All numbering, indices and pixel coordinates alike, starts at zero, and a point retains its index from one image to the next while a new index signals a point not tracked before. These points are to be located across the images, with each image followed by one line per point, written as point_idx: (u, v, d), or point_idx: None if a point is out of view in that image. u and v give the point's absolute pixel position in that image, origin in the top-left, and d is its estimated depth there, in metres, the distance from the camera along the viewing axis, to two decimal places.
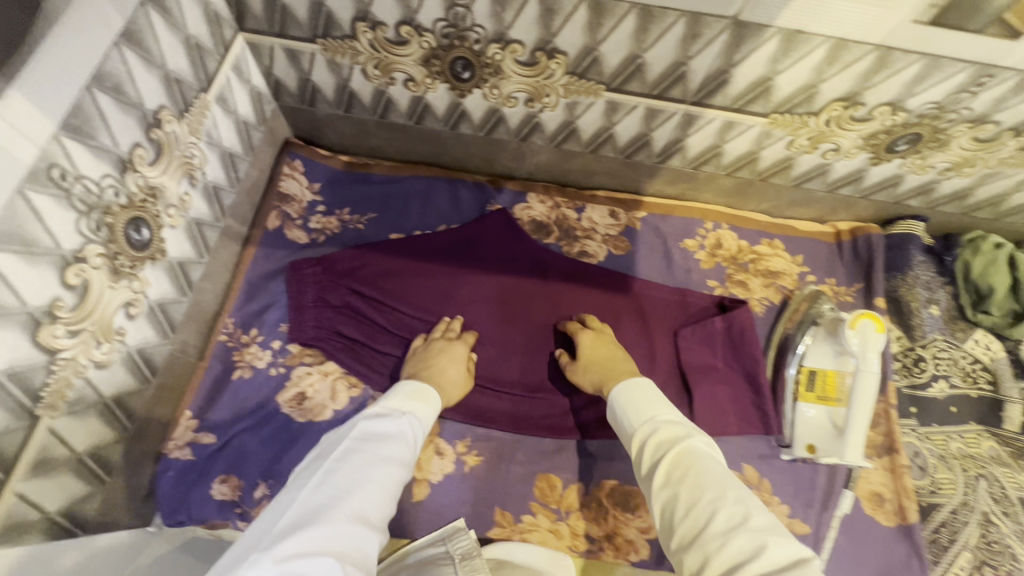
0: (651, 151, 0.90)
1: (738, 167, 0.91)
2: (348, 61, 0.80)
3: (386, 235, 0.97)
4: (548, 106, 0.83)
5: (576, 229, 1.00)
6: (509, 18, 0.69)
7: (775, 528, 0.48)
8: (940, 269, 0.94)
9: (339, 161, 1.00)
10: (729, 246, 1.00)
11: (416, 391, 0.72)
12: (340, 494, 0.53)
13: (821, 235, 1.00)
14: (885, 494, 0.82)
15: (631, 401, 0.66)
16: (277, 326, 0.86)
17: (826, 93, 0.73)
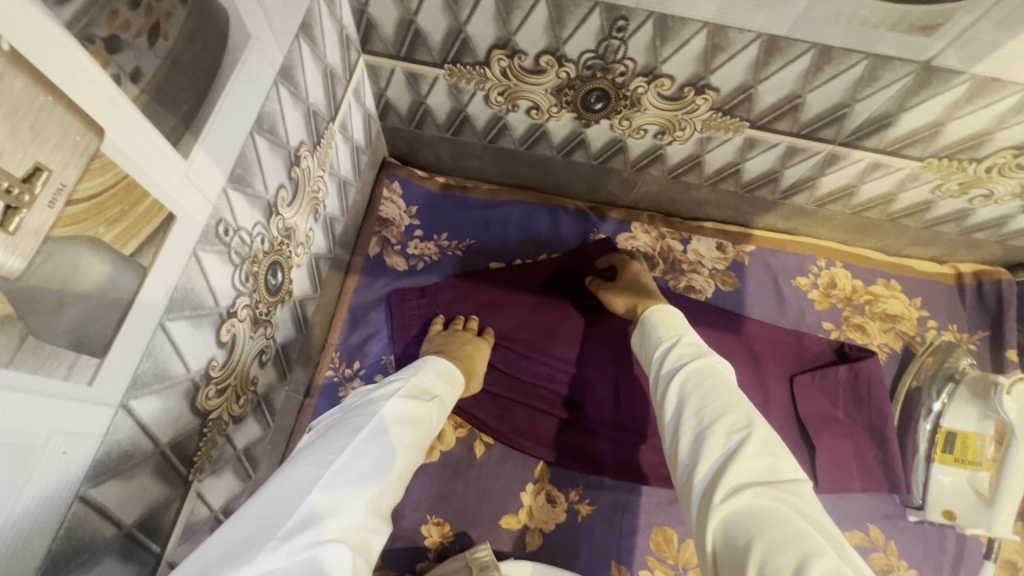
0: (776, 187, 0.85)
1: (867, 207, 0.86)
2: (472, 87, 0.75)
3: (484, 263, 0.92)
4: (679, 139, 0.78)
5: (682, 262, 0.94)
6: (666, 52, 0.64)
7: (777, 445, 0.43)
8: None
9: (435, 183, 0.95)
10: (844, 285, 0.94)
11: (443, 374, 0.63)
12: (361, 472, 0.45)
13: (941, 276, 0.94)
14: (1021, 562, 0.77)
15: (660, 318, 0.60)
16: (379, 359, 0.82)
17: (999, 141, 0.67)
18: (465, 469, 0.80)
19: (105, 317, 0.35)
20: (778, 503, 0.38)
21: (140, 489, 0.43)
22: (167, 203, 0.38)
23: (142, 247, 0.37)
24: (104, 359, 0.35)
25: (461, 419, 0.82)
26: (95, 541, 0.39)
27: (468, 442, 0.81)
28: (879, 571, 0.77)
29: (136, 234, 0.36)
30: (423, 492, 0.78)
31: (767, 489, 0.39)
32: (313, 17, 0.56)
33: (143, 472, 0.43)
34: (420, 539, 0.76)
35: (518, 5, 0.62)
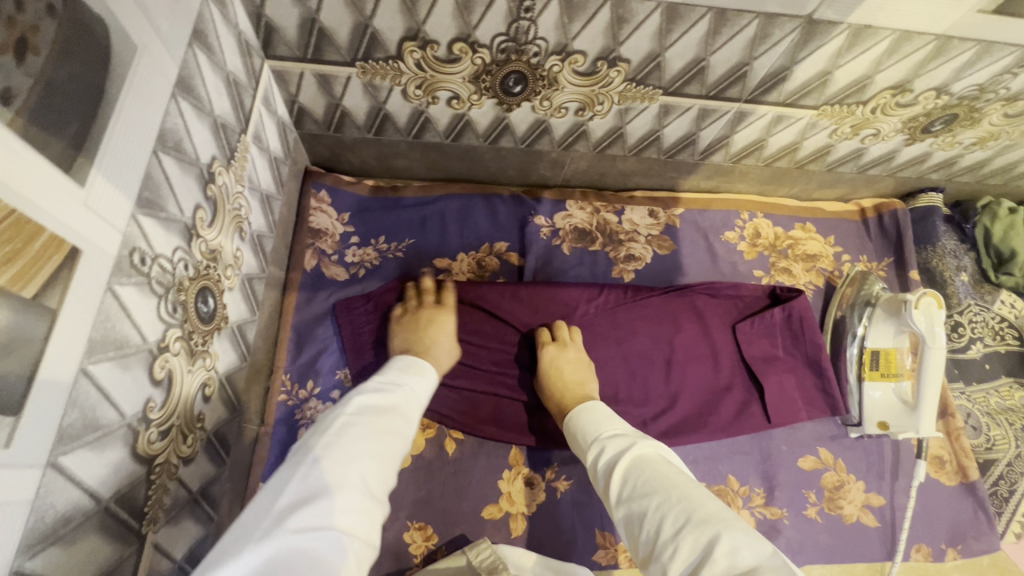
0: (695, 149, 0.89)
1: (777, 157, 0.92)
2: (388, 83, 0.73)
3: (428, 260, 0.90)
4: (599, 113, 0.80)
5: (619, 233, 0.97)
6: (576, 29, 0.65)
7: (725, 517, 0.44)
8: (962, 238, 1.01)
9: (364, 187, 0.93)
10: (767, 234, 1.00)
11: (409, 366, 0.60)
12: (340, 460, 0.43)
13: (848, 214, 1.03)
14: (945, 456, 0.87)
15: (579, 425, 0.62)
16: (333, 373, 0.79)
17: (879, 83, 0.74)
18: (440, 468, 0.79)
19: (15, 368, 0.31)
20: None
21: (85, 553, 0.39)
22: (69, 237, 0.35)
23: (47, 288, 0.33)
24: (20, 417, 0.32)
25: (427, 422, 0.81)
26: None
27: (439, 442, 0.80)
28: (833, 488, 0.85)
29: (38, 273, 0.33)
30: (402, 500, 0.77)
31: None
32: (204, 22, 0.53)
33: (86, 532, 0.39)
34: (405, 548, 0.75)
35: None
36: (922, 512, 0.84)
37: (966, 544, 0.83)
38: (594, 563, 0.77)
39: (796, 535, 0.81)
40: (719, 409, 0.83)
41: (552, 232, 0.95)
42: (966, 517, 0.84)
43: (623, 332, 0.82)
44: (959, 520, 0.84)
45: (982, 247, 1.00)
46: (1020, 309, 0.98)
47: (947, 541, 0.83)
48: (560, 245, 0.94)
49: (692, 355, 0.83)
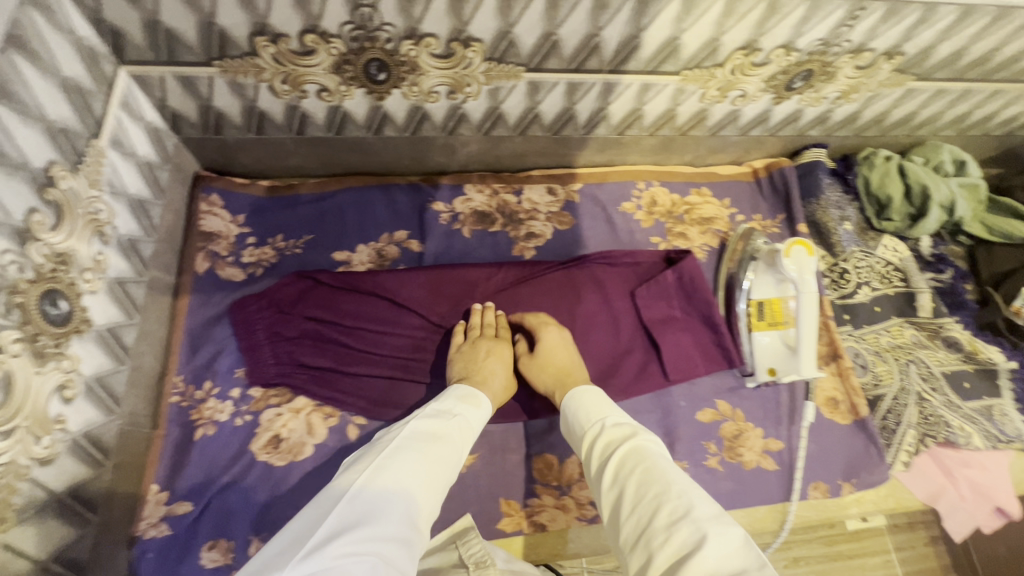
0: (577, 124, 0.92)
1: (659, 126, 0.96)
2: (252, 79, 0.74)
3: (328, 255, 0.90)
4: (471, 95, 0.82)
5: (519, 212, 0.99)
6: (418, 12, 0.67)
7: (720, 521, 0.47)
8: (846, 188, 1.06)
9: (259, 187, 0.92)
10: (664, 202, 1.03)
11: (465, 395, 0.66)
12: (382, 486, 0.50)
13: (742, 175, 1.07)
14: (839, 397, 0.92)
15: (578, 404, 0.66)
16: (232, 373, 0.79)
17: (728, 44, 0.78)
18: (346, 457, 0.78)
19: None
20: None
21: None
22: None
23: None
24: None
25: (329, 410, 0.79)
26: None
27: (341, 429, 0.78)
28: (732, 437, 0.88)
29: None
30: (305, 490, 0.74)
31: None
32: (26, 27, 0.54)
33: None
34: None
35: None
36: (817, 451, 0.89)
37: (859, 478, 0.87)
38: (500, 532, 0.79)
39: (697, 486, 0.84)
40: (619, 373, 0.86)
41: (453, 217, 0.97)
42: (858, 453, 0.88)
43: (521, 307, 0.85)
44: (852, 456, 0.88)
45: (864, 195, 1.05)
46: (903, 252, 1.04)
47: (842, 477, 0.87)
48: (460, 229, 0.96)
49: (589, 323, 0.86)
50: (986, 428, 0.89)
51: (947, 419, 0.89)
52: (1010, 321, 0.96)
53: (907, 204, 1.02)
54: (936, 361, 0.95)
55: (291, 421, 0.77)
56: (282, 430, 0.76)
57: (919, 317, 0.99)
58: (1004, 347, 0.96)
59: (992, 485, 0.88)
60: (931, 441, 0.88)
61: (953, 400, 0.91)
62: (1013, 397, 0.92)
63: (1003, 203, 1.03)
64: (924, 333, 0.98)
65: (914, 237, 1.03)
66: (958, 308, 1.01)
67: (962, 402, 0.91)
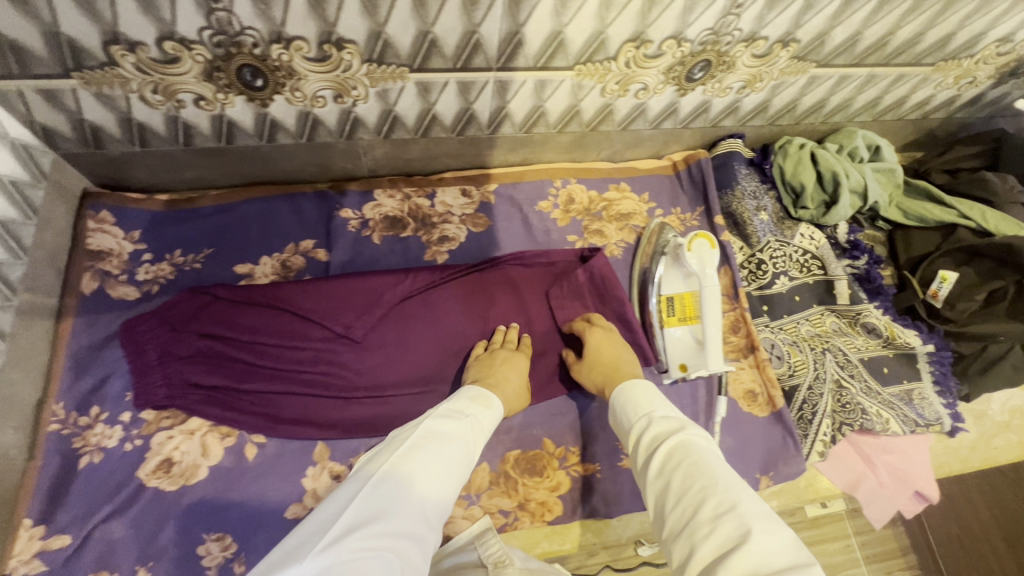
0: (479, 124, 1.07)
1: (568, 121, 1.12)
2: (119, 91, 0.86)
3: (228, 268, 1.09)
4: (358, 97, 0.95)
5: (431, 217, 1.17)
6: (278, 14, 0.77)
7: (766, 520, 0.60)
8: (758, 178, 1.33)
9: (156, 203, 1.10)
10: (581, 200, 1.23)
11: (477, 397, 0.84)
12: (403, 479, 0.66)
13: (663, 169, 1.31)
14: (757, 389, 1.16)
15: (627, 397, 0.85)
16: (120, 397, 0.99)
17: (616, 36, 0.91)
18: (237, 475, 0.99)
19: None
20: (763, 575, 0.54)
21: None
22: None
23: None
24: None
25: (224, 431, 1.01)
26: None
27: (236, 448, 1.00)
28: None
29: None
30: (194, 508, 0.96)
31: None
32: None
33: None
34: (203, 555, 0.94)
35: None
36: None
37: (776, 471, 1.10)
38: None
39: (622, 484, 1.10)
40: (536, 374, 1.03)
41: (364, 224, 1.15)
42: (778, 443, 1.12)
43: (412, 316, 0.98)
44: (772, 446, 1.12)
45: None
46: (818, 240, 1.32)
47: (763, 470, 1.10)
48: (368, 235, 1.14)
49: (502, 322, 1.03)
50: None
51: (861, 404, 1.15)
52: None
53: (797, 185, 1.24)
54: (852, 347, 1.22)
55: (183, 444, 0.98)
56: (173, 453, 0.97)
57: (839, 304, 1.27)
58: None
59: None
60: (846, 425, 1.14)
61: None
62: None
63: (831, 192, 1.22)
64: (845, 321, 1.26)
65: (828, 224, 1.32)
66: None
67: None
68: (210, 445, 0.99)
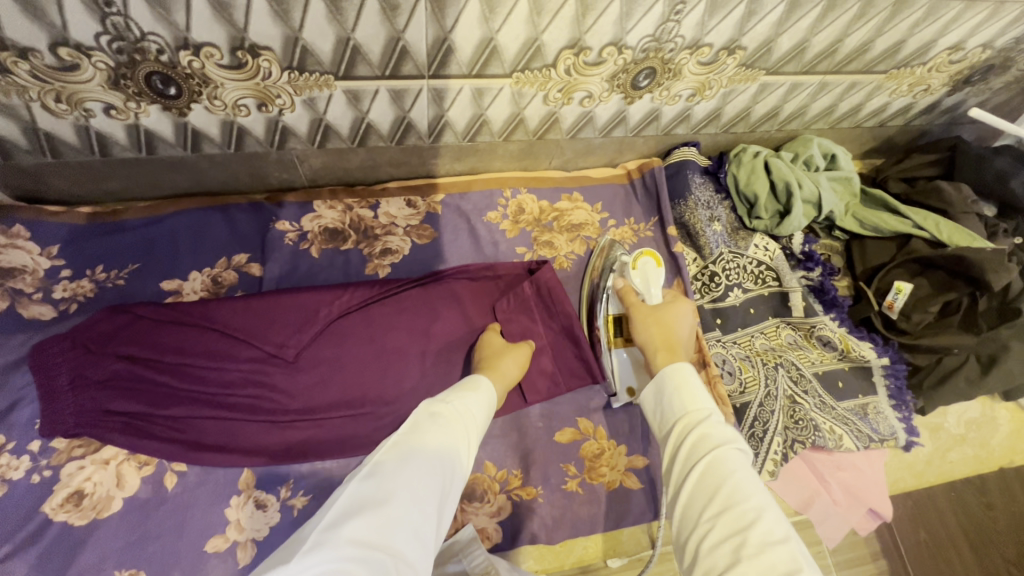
0: (627, 126, 0.96)
1: (673, 126, 0.98)
2: (18, 99, 0.68)
3: (154, 285, 0.86)
4: (285, 107, 0.77)
5: (375, 228, 0.95)
6: (498, 22, 0.69)
7: (782, 532, 0.44)
8: (717, 187, 1.03)
9: (79, 214, 0.87)
10: (531, 209, 1.01)
11: (466, 383, 0.66)
12: (382, 478, 0.48)
13: (615, 177, 1.05)
14: None
15: (678, 391, 0.60)
16: (31, 424, 0.74)
17: (781, 45, 0.82)
18: (155, 508, 0.74)
19: None
20: None
21: None
22: None
23: None
24: None
25: None
26: None
27: None
28: None
29: None
30: None
31: None
32: None
33: None
34: None
35: (403, 4, 0.64)
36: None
37: None
38: None
39: None
40: None
41: None
42: None
43: (469, 325, 0.86)
44: None
45: (734, 194, 1.02)
46: None
47: None
48: (308, 249, 0.92)
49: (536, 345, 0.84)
50: (858, 428, 0.89)
51: None
52: (884, 318, 0.96)
53: (774, 201, 0.99)
54: None
55: (96, 474, 0.73)
56: (84, 485, 0.72)
57: None
58: (876, 344, 0.95)
59: (862, 485, 0.88)
60: None
61: (826, 402, 0.89)
62: (888, 393, 0.93)
63: (876, 196, 1.03)
64: None
65: None
66: (832, 306, 0.98)
67: (836, 403, 0.90)
68: (126, 475, 0.74)
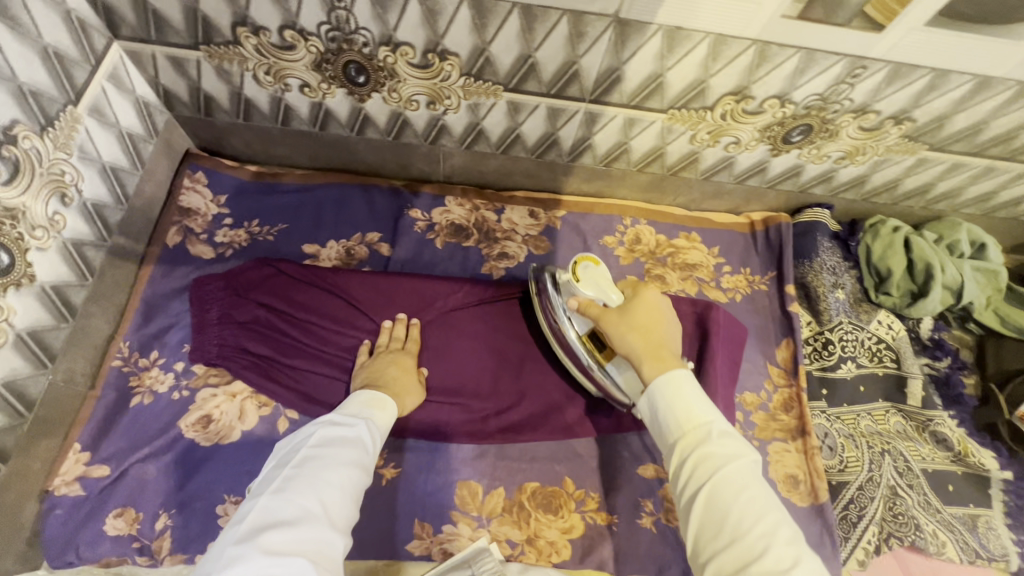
0: (764, 177, 0.95)
1: (812, 185, 0.96)
2: (237, 67, 0.78)
3: (296, 246, 0.94)
4: (450, 108, 0.83)
5: (496, 231, 0.99)
6: (671, 61, 0.71)
7: (790, 545, 0.44)
8: (846, 254, 0.99)
9: (246, 171, 0.97)
10: (648, 241, 1.01)
11: (374, 400, 0.70)
12: (295, 492, 0.53)
13: (736, 225, 1.03)
14: None
15: (671, 399, 0.55)
16: (180, 347, 0.83)
17: (956, 123, 0.79)
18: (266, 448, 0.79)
19: None
20: None
21: None
22: None
23: None
24: None
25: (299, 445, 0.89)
26: None
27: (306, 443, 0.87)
28: None
29: None
30: None
31: None
32: None
33: None
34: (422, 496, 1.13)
35: (590, 32, 0.68)
36: None
37: None
38: None
39: None
40: None
41: None
42: None
43: None
44: None
45: (864, 264, 0.98)
46: None
47: None
48: (433, 239, 0.98)
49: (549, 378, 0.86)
50: (966, 540, 0.81)
51: None
52: (1013, 428, 0.87)
53: (908, 280, 0.95)
54: None
55: (224, 404, 0.81)
56: (213, 412, 0.80)
57: None
58: (999, 454, 0.87)
59: None
60: None
61: (931, 502, 0.83)
62: (1004, 510, 0.84)
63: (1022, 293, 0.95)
64: None
65: None
66: (953, 402, 0.91)
67: (942, 506, 0.83)
68: (248, 412, 0.81)
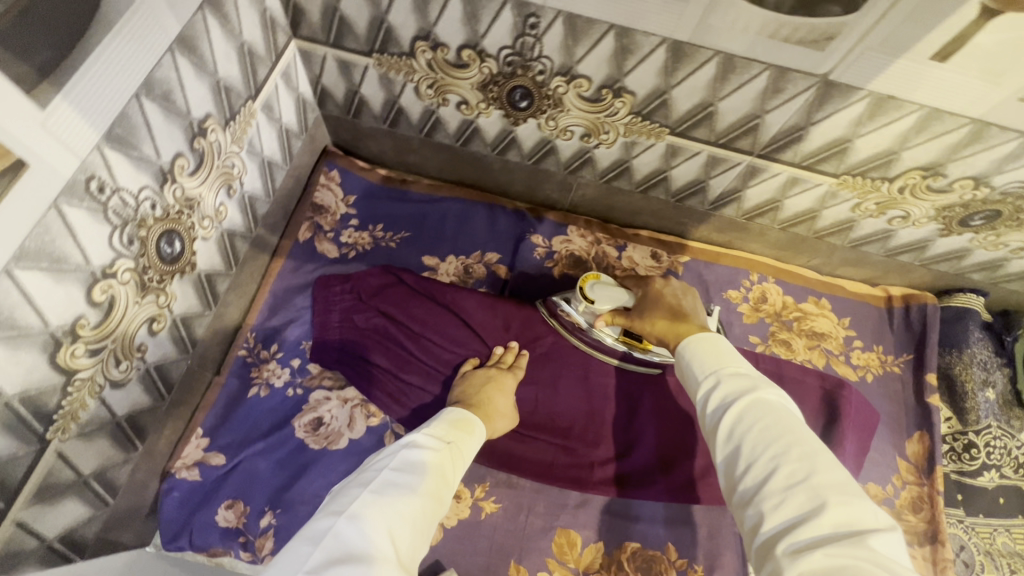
0: (920, 254, 0.87)
1: (972, 270, 0.88)
2: (402, 77, 0.77)
3: (417, 257, 0.93)
4: (604, 142, 0.80)
5: (616, 268, 0.95)
6: (868, 129, 0.66)
7: (804, 462, 0.42)
8: (999, 349, 0.91)
9: (377, 175, 0.97)
10: (774, 301, 0.95)
11: (456, 422, 0.63)
12: (372, 522, 0.47)
13: (872, 298, 0.96)
14: None
15: (703, 350, 0.55)
16: (298, 344, 0.84)
17: None
18: None
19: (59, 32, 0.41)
20: (857, 560, 0.35)
21: (99, 447, 0.62)
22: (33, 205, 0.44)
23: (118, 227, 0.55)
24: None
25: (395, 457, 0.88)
26: (65, 480, 0.57)
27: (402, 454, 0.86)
28: None
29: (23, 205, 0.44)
30: None
31: (835, 547, 0.36)
32: None
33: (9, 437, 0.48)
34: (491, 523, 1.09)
35: (788, 90, 0.64)
36: None
37: None
38: None
39: None
40: None
41: None
42: None
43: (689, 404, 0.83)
44: None
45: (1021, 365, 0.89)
46: None
47: None
48: (552, 268, 0.95)
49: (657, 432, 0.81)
50: None
51: None
52: None
53: None
54: None
55: (336, 408, 0.80)
56: (325, 415, 0.79)
57: None
58: None
59: None
60: None
61: None
62: None
63: None
64: None
65: None
66: None
67: None
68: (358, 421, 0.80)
